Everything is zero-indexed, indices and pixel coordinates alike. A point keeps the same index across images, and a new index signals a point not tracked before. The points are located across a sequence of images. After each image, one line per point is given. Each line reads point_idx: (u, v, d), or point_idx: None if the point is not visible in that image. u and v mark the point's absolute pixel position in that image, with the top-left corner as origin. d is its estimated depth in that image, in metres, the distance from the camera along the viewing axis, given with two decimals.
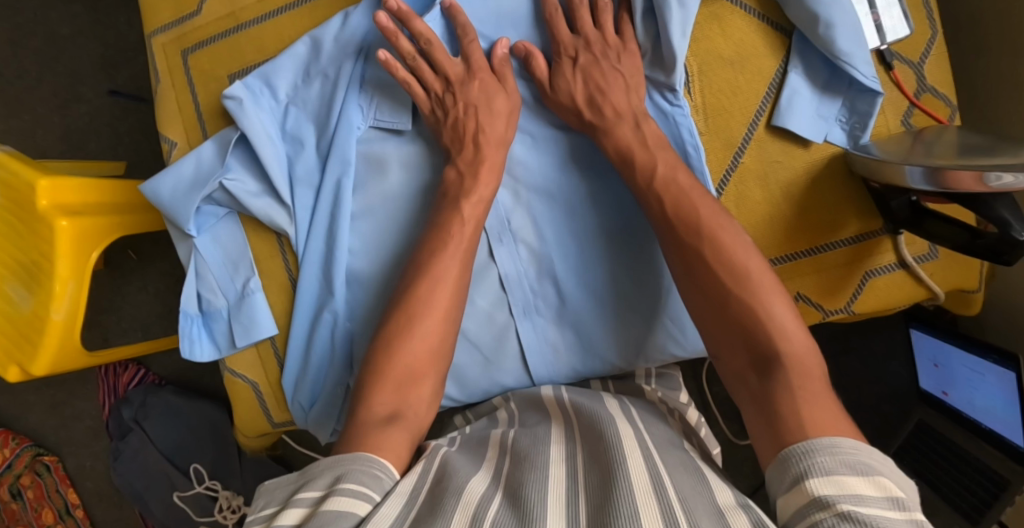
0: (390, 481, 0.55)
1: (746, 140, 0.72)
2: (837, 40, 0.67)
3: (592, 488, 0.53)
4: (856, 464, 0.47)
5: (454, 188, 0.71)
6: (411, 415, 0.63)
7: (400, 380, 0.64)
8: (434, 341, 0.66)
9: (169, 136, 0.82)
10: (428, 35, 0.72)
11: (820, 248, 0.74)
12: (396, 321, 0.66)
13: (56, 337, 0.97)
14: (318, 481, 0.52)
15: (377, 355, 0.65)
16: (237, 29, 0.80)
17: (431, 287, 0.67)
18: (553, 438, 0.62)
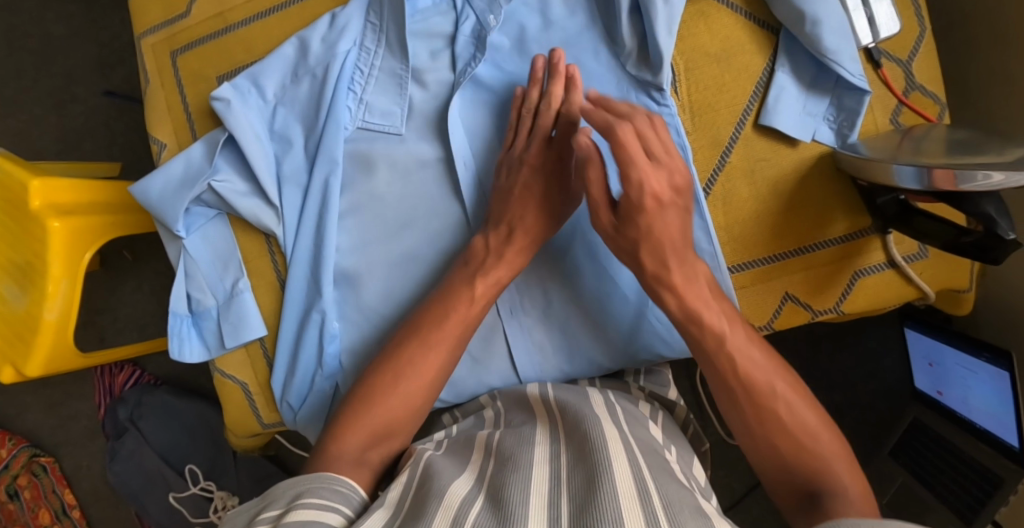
0: (352, 497, 0.57)
1: (734, 138, 0.72)
2: (824, 38, 0.67)
3: (574, 487, 0.52)
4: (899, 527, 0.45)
5: (477, 259, 0.70)
6: (374, 460, 0.64)
7: (377, 425, 0.64)
8: (416, 400, 0.66)
9: (158, 137, 0.82)
10: (551, 107, 0.70)
11: (808, 247, 0.73)
12: (381, 374, 0.67)
13: (49, 337, 0.97)
14: (277, 501, 0.54)
15: (358, 399, 0.66)
16: (226, 30, 0.80)
17: (424, 350, 0.67)
18: (537, 439, 0.62)
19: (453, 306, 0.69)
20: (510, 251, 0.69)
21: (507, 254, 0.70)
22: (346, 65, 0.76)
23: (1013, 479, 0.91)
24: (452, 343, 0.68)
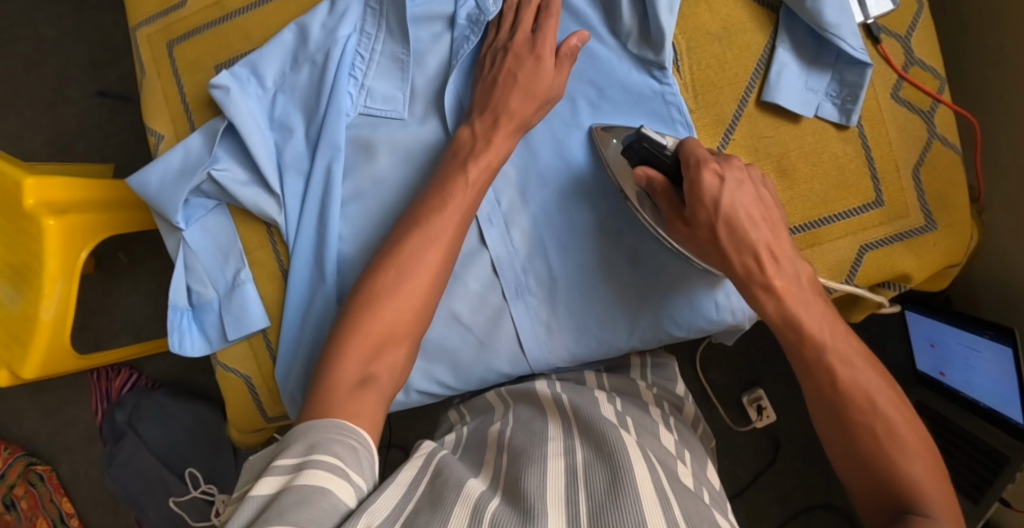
0: (365, 451, 0.54)
1: (737, 115, 0.72)
2: (825, 13, 0.67)
3: (593, 482, 0.52)
4: None
5: (466, 148, 0.70)
6: (384, 379, 0.63)
7: (378, 336, 0.64)
8: (417, 303, 0.66)
9: (156, 128, 0.81)
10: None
11: (820, 221, 0.72)
12: (377, 285, 0.65)
13: (46, 337, 0.95)
14: (294, 450, 0.52)
15: (356, 312, 0.65)
16: (223, 19, 0.80)
17: (419, 255, 0.66)
18: (551, 436, 0.61)
19: (450, 193, 0.68)
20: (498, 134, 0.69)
21: (495, 139, 0.69)
22: (347, 51, 0.76)
23: (1019, 458, 0.93)
24: (448, 247, 0.68)
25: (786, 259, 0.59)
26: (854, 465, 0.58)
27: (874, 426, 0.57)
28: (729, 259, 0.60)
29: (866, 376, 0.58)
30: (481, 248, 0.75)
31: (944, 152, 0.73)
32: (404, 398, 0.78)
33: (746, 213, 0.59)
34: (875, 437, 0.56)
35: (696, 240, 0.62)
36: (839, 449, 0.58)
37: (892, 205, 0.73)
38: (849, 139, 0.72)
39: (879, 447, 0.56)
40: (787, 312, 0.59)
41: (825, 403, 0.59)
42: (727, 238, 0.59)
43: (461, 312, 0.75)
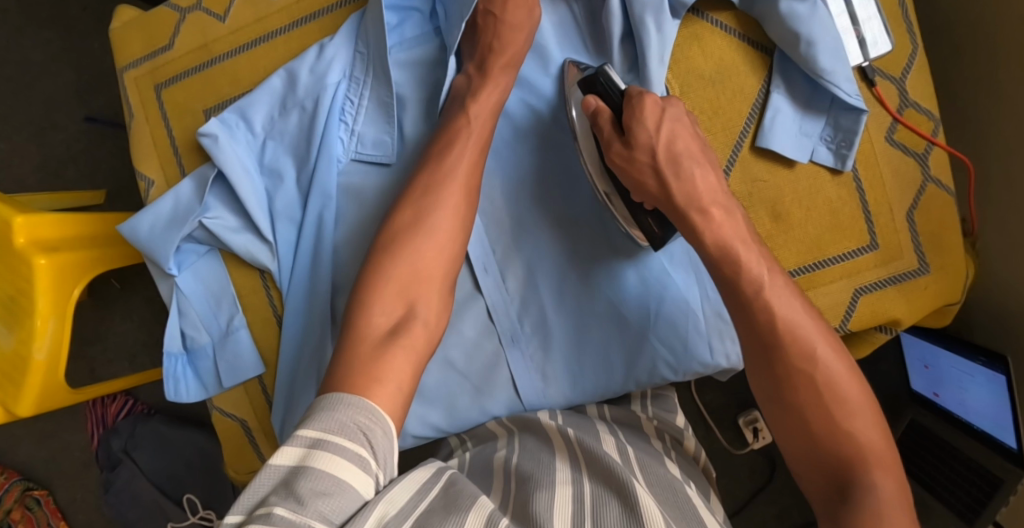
0: (387, 433, 0.51)
1: (731, 160, 0.71)
2: (819, 60, 0.67)
3: (603, 520, 0.51)
4: None
5: (464, 87, 0.71)
6: (417, 328, 0.61)
7: (405, 287, 0.63)
8: (443, 260, 0.65)
9: (145, 173, 0.80)
10: None
11: (816, 264, 0.72)
12: (401, 234, 0.65)
13: (39, 377, 0.95)
14: (318, 421, 0.49)
15: (382, 259, 0.64)
16: (211, 62, 0.79)
17: (440, 198, 0.66)
18: (557, 465, 0.61)
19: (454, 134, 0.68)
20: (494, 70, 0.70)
21: (492, 73, 0.70)
22: (337, 96, 0.75)
23: (1013, 480, 0.92)
24: (469, 185, 0.68)
25: (718, 194, 0.61)
26: (799, 437, 0.57)
27: (820, 390, 0.56)
28: (665, 186, 0.62)
29: (807, 333, 0.57)
30: (476, 295, 0.75)
31: (938, 194, 0.73)
32: (400, 442, 0.77)
33: (686, 144, 0.62)
34: (820, 402, 0.56)
35: (632, 167, 0.63)
36: (782, 417, 0.58)
37: (886, 248, 0.73)
38: (844, 183, 0.72)
39: (823, 412, 0.56)
40: (724, 241, 0.60)
41: (767, 367, 0.58)
42: (665, 161, 0.61)
43: (455, 358, 0.75)
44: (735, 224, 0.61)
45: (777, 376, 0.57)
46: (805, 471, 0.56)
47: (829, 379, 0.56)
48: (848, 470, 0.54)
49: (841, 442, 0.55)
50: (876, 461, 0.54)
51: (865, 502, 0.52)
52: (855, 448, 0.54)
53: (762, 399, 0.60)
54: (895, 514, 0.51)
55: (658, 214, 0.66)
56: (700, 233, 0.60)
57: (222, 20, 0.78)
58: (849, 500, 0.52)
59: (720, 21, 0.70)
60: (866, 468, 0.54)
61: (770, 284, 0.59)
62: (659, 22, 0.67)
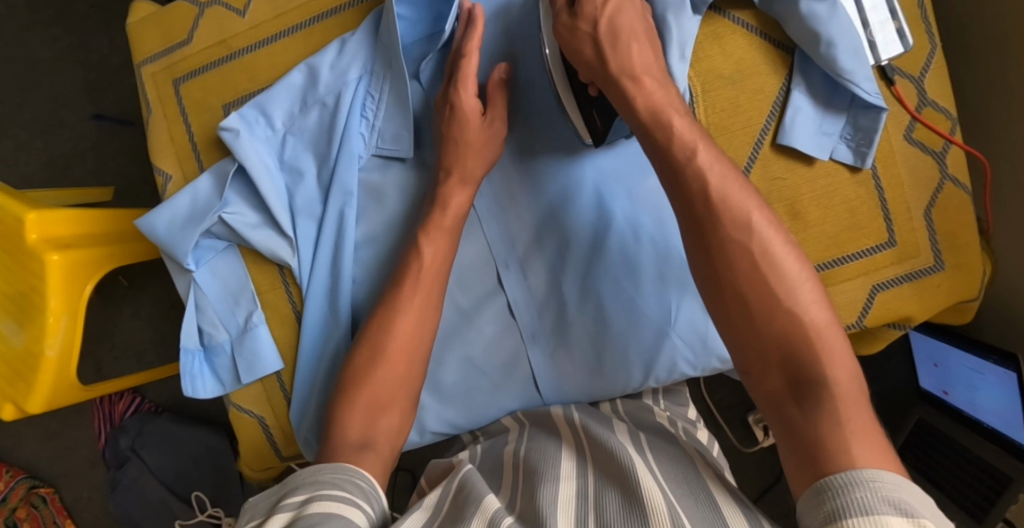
0: (369, 489, 0.54)
1: (752, 158, 0.71)
2: (839, 59, 0.67)
3: (604, 510, 0.51)
4: (900, 504, 0.40)
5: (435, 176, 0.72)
6: (382, 439, 0.62)
7: (376, 392, 0.64)
8: (407, 358, 0.66)
9: (162, 168, 0.79)
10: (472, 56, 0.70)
11: (836, 261, 0.72)
12: (365, 349, 0.66)
13: (50, 374, 0.94)
14: (299, 488, 0.50)
15: (350, 380, 0.65)
16: (230, 58, 0.79)
17: (404, 296, 0.68)
18: (563, 454, 0.61)
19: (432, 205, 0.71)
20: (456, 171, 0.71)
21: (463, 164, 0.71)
22: (357, 94, 0.75)
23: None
24: (430, 292, 0.69)
25: (650, 66, 0.62)
26: (739, 323, 0.52)
27: (768, 282, 0.51)
28: (602, 57, 0.63)
29: (741, 203, 0.54)
30: (498, 291, 0.75)
31: (956, 193, 0.74)
32: (417, 439, 0.77)
33: (628, 22, 0.63)
34: (767, 294, 0.51)
35: (573, 36, 0.64)
36: (728, 315, 0.52)
37: (904, 246, 0.73)
38: (862, 181, 0.72)
39: (772, 305, 0.51)
40: (655, 105, 0.60)
41: (709, 262, 0.53)
42: (604, 33, 0.62)
43: (475, 355, 0.75)
44: (668, 94, 0.62)
45: (720, 272, 0.53)
46: (756, 371, 0.51)
47: (777, 271, 0.52)
48: (797, 354, 0.50)
49: (795, 336, 0.50)
50: (830, 352, 0.49)
51: (822, 401, 0.48)
52: (810, 339, 0.50)
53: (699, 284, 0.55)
54: (850, 403, 0.48)
55: (603, 106, 0.68)
56: (631, 98, 0.61)
57: (242, 15, 0.78)
58: (808, 401, 0.48)
59: (741, 20, 0.71)
60: (820, 361, 0.49)
61: (703, 155, 0.56)
62: (680, 18, 0.67)
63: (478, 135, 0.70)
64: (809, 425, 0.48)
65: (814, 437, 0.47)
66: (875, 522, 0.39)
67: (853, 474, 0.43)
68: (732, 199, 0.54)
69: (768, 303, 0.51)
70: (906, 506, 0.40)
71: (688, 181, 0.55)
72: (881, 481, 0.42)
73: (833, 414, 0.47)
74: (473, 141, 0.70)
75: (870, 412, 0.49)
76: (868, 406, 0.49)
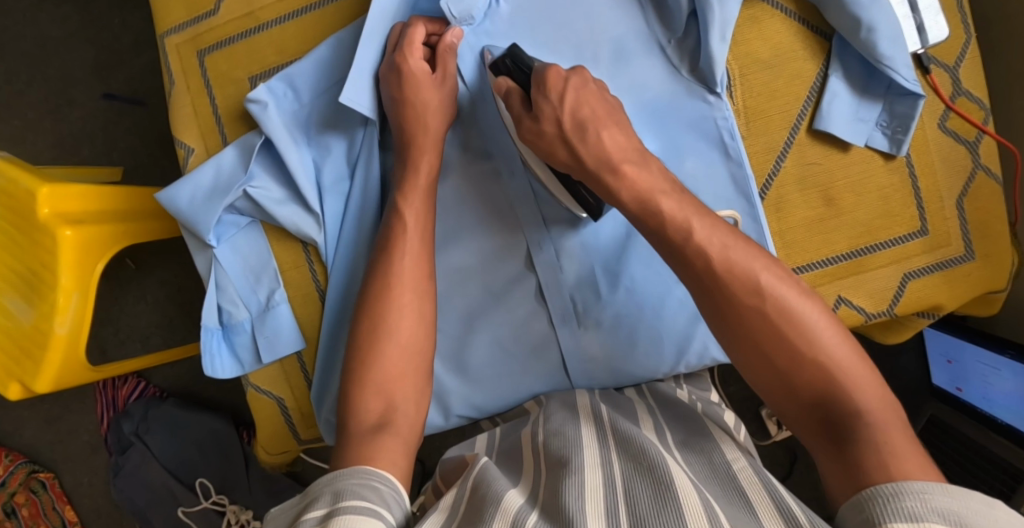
0: (391, 492, 0.53)
1: (788, 143, 0.71)
2: (879, 45, 0.67)
3: (635, 499, 0.49)
4: (950, 514, 0.40)
5: (410, 123, 0.69)
6: (401, 419, 0.61)
7: (382, 382, 0.63)
8: (410, 334, 0.66)
9: (184, 141, 0.78)
10: (411, 46, 0.69)
11: (867, 248, 0.72)
12: (384, 341, 0.64)
13: (60, 352, 0.92)
14: (321, 502, 0.49)
15: (359, 354, 0.64)
16: (257, 29, 0.77)
17: (401, 270, 0.67)
18: (584, 441, 0.59)
19: (420, 158, 0.70)
20: (427, 129, 0.69)
21: (427, 119, 0.69)
22: None
23: None
24: (416, 283, 0.67)
25: (628, 150, 0.60)
26: (771, 379, 0.53)
27: (788, 337, 0.52)
28: (575, 153, 0.61)
29: (755, 266, 0.54)
30: (528, 272, 0.74)
31: (988, 182, 0.74)
32: (441, 422, 0.77)
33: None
34: (792, 352, 0.52)
35: (540, 140, 0.63)
36: (752, 365, 0.54)
37: (935, 235, 0.73)
38: (896, 168, 0.72)
39: (791, 351, 0.52)
40: (641, 192, 0.58)
41: (723, 321, 0.55)
42: (571, 130, 0.60)
43: (503, 336, 0.74)
44: (651, 174, 0.59)
45: (732, 322, 0.54)
46: (793, 416, 0.53)
47: (794, 320, 0.52)
48: (829, 397, 0.51)
49: (824, 384, 0.51)
50: (858, 385, 0.50)
51: (861, 436, 0.48)
52: (843, 391, 0.50)
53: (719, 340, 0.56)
54: (893, 432, 0.49)
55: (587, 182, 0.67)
56: (616, 192, 0.59)
57: None
58: (845, 436, 0.49)
59: (781, 4, 0.70)
60: (849, 396, 0.50)
61: (701, 229, 0.56)
62: None
63: (434, 96, 0.69)
64: (850, 456, 0.48)
65: (861, 462, 0.47)
66: None
67: (902, 484, 0.43)
68: (737, 265, 0.54)
69: (791, 357, 0.52)
70: (957, 516, 0.40)
71: (692, 263, 0.55)
72: (931, 494, 0.41)
73: (869, 443, 0.48)
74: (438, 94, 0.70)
75: (913, 435, 0.49)
76: (905, 429, 0.50)
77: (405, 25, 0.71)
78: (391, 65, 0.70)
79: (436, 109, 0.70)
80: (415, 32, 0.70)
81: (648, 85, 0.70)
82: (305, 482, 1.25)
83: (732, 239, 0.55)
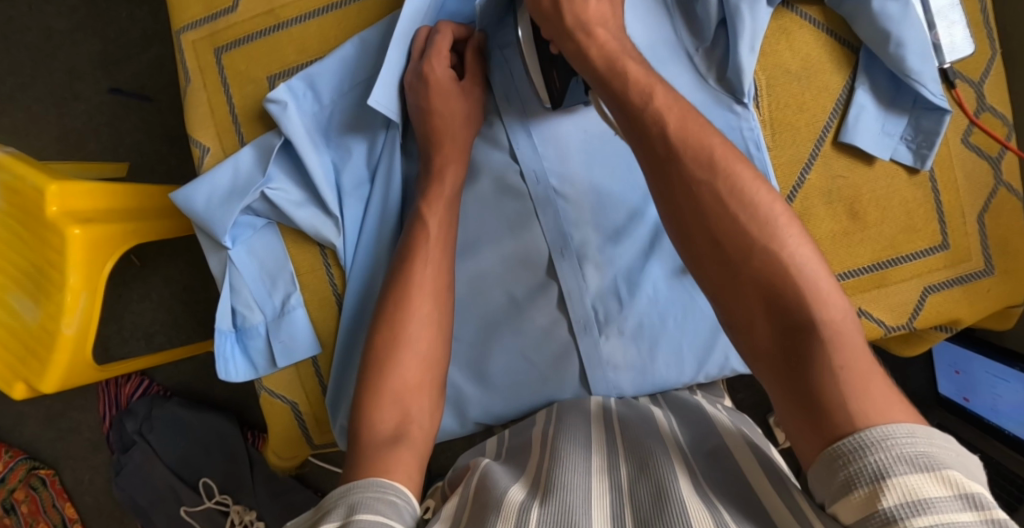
0: (406, 505, 0.51)
1: (813, 154, 0.71)
2: (907, 58, 0.66)
3: (640, 501, 0.48)
4: (918, 458, 0.38)
5: (436, 123, 0.69)
6: (416, 431, 0.60)
7: (399, 391, 0.61)
8: (428, 342, 0.65)
9: (199, 140, 0.77)
10: (438, 48, 0.69)
11: (893, 260, 0.72)
12: (400, 346, 0.63)
13: (67, 352, 0.90)
14: (333, 514, 0.48)
15: (372, 361, 0.63)
16: (277, 28, 0.76)
17: (418, 275, 0.66)
18: (594, 448, 0.58)
19: (444, 164, 0.69)
20: (449, 136, 0.69)
21: (453, 124, 0.70)
22: None
23: None
24: (436, 286, 0.67)
25: (606, 20, 0.59)
26: (718, 273, 0.49)
27: (742, 224, 0.49)
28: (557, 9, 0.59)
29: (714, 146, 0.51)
30: (550, 280, 0.73)
31: (1009, 199, 0.74)
32: (458, 427, 0.77)
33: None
34: (746, 243, 0.49)
35: None
36: (702, 258, 0.50)
37: (956, 250, 0.73)
38: (920, 183, 0.72)
39: (749, 247, 0.48)
40: (610, 54, 0.57)
41: (680, 223, 0.51)
42: None
43: (524, 345, 0.74)
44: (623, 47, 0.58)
45: (691, 225, 0.51)
46: (740, 321, 0.49)
47: (751, 213, 0.49)
48: (782, 295, 0.47)
49: (777, 281, 0.47)
50: (816, 293, 0.46)
51: (814, 350, 0.45)
52: (798, 292, 0.46)
53: (668, 229, 0.53)
54: (848, 348, 0.45)
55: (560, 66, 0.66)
56: (584, 50, 0.57)
57: None
58: (798, 351, 0.46)
59: (810, 15, 0.70)
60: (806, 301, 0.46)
61: (662, 97, 0.54)
62: (753, 7, 0.67)
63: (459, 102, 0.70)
64: (807, 382, 0.45)
65: (821, 390, 0.44)
66: (898, 488, 0.38)
67: (866, 434, 0.41)
68: (696, 164, 0.51)
69: (744, 247, 0.48)
70: (925, 459, 0.38)
71: (646, 122, 0.53)
72: (896, 441, 0.39)
73: (825, 364, 0.44)
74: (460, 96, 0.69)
75: (871, 357, 0.45)
76: (865, 348, 0.46)
77: (432, 27, 0.72)
78: (416, 70, 0.70)
79: (460, 116, 0.70)
80: (442, 40, 0.70)
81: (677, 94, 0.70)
82: (310, 483, 1.24)
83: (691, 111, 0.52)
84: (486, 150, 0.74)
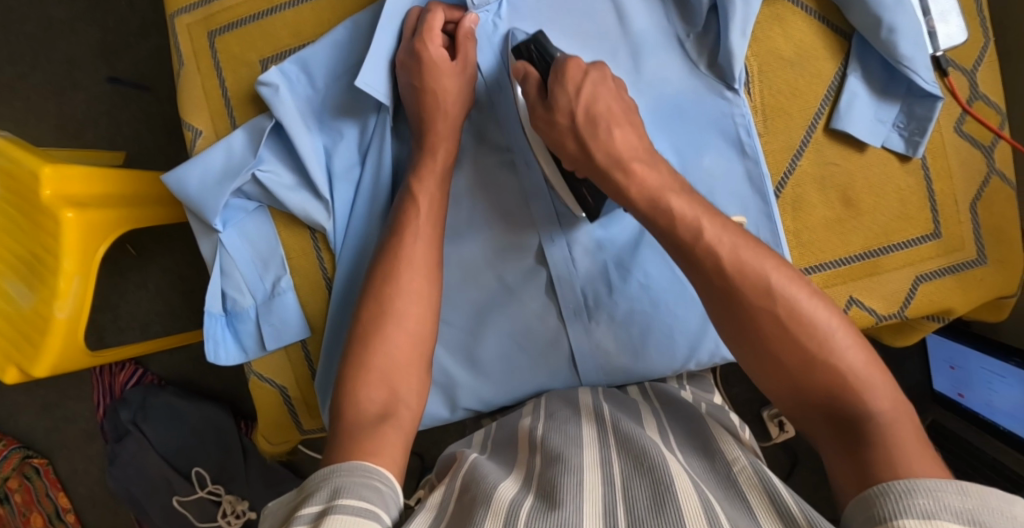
0: (391, 492, 0.50)
1: (805, 141, 0.71)
2: (900, 45, 0.66)
3: (632, 495, 0.47)
4: (964, 513, 0.39)
5: (427, 106, 0.69)
6: (402, 412, 0.60)
7: (387, 371, 0.61)
8: (416, 324, 0.65)
9: (193, 123, 0.77)
10: (432, 25, 0.69)
11: (885, 249, 0.72)
12: (388, 326, 0.63)
13: (59, 336, 0.91)
14: (316, 496, 0.48)
15: (359, 341, 0.63)
16: (271, 11, 0.76)
17: (407, 258, 0.66)
18: (585, 440, 0.57)
19: (434, 149, 0.69)
20: (439, 118, 0.69)
21: (444, 104, 0.69)
22: None
23: None
24: (427, 269, 0.67)
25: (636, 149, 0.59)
26: (780, 382, 0.53)
27: (801, 340, 0.52)
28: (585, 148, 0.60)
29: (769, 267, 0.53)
30: (541, 266, 0.73)
31: (1002, 188, 0.73)
32: (448, 415, 0.77)
33: (604, 105, 0.60)
34: (803, 355, 0.52)
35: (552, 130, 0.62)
36: (762, 368, 0.54)
37: (948, 239, 0.73)
38: (912, 170, 0.72)
39: (809, 360, 0.52)
40: (650, 191, 0.58)
41: (735, 319, 0.54)
42: (583, 123, 0.60)
43: (514, 328, 0.74)
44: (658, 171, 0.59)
45: (751, 336, 0.54)
46: (803, 417, 0.53)
47: (809, 330, 0.52)
48: (841, 397, 0.50)
49: (837, 387, 0.51)
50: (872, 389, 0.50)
51: (874, 440, 0.48)
52: (855, 399, 0.50)
53: (725, 336, 0.56)
54: (904, 435, 0.48)
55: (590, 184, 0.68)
56: (623, 190, 0.59)
57: None
58: (855, 441, 0.49)
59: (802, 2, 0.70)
60: (862, 399, 0.50)
61: (711, 229, 0.55)
62: None
63: (451, 83, 0.69)
64: (864, 455, 0.48)
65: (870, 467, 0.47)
66: None
67: (914, 482, 0.42)
68: (749, 268, 0.53)
69: (803, 358, 0.51)
70: (971, 516, 0.39)
71: (699, 253, 0.55)
72: (944, 493, 0.40)
73: (881, 444, 0.48)
74: (450, 78, 0.69)
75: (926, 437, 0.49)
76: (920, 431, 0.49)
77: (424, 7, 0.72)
78: (408, 51, 0.70)
79: (450, 96, 0.69)
80: (433, 17, 0.69)
81: (667, 80, 0.70)
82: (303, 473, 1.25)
83: (742, 238, 0.54)
84: (477, 133, 0.74)
